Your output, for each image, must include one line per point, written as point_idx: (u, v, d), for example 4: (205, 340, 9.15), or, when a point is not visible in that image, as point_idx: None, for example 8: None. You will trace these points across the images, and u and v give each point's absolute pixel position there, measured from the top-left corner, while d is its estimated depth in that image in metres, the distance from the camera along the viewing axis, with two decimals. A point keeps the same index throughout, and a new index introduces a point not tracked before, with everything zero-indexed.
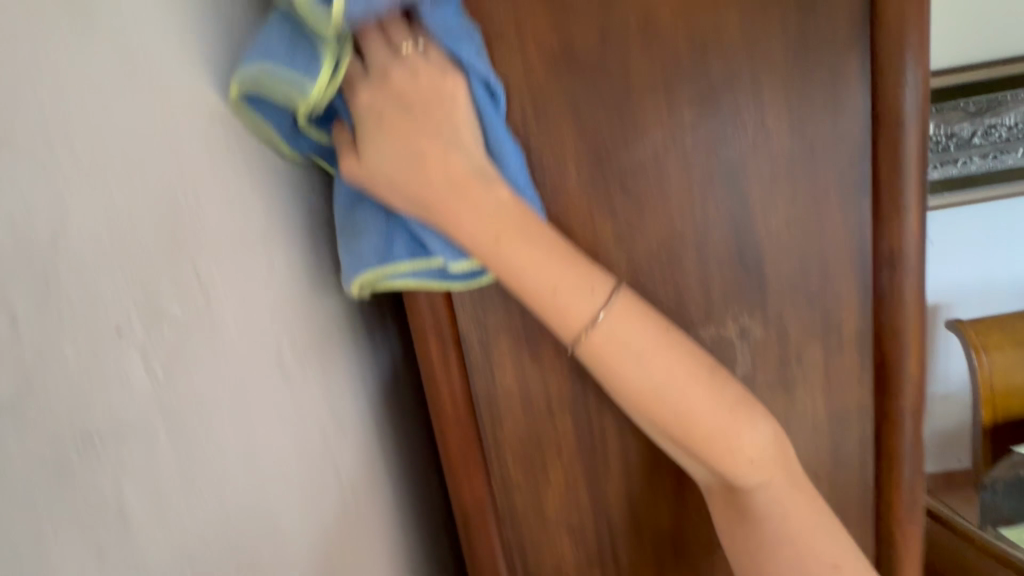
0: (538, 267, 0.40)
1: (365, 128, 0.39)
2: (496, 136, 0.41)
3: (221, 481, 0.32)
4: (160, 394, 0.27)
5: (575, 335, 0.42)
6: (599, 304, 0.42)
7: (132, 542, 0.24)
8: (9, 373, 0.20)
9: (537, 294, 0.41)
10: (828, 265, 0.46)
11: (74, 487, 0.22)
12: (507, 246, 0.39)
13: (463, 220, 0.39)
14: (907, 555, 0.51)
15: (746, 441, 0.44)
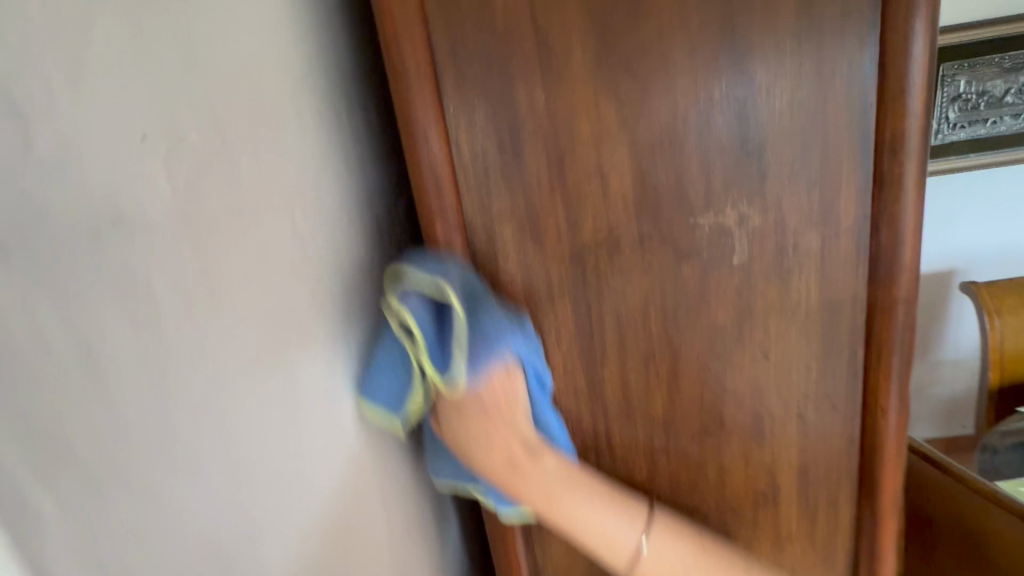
0: (581, 520, 0.48)
1: (447, 415, 0.45)
2: (545, 416, 0.50)
3: (215, 441, 0.29)
4: (186, 211, 0.29)
5: (627, 562, 0.49)
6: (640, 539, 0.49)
7: (165, 327, 0.27)
8: (47, 136, 0.22)
9: (584, 535, 0.48)
10: (830, 152, 0.46)
11: (111, 258, 0.24)
12: (560, 506, 0.47)
13: (524, 489, 0.47)
14: (892, 439, 0.53)
15: None
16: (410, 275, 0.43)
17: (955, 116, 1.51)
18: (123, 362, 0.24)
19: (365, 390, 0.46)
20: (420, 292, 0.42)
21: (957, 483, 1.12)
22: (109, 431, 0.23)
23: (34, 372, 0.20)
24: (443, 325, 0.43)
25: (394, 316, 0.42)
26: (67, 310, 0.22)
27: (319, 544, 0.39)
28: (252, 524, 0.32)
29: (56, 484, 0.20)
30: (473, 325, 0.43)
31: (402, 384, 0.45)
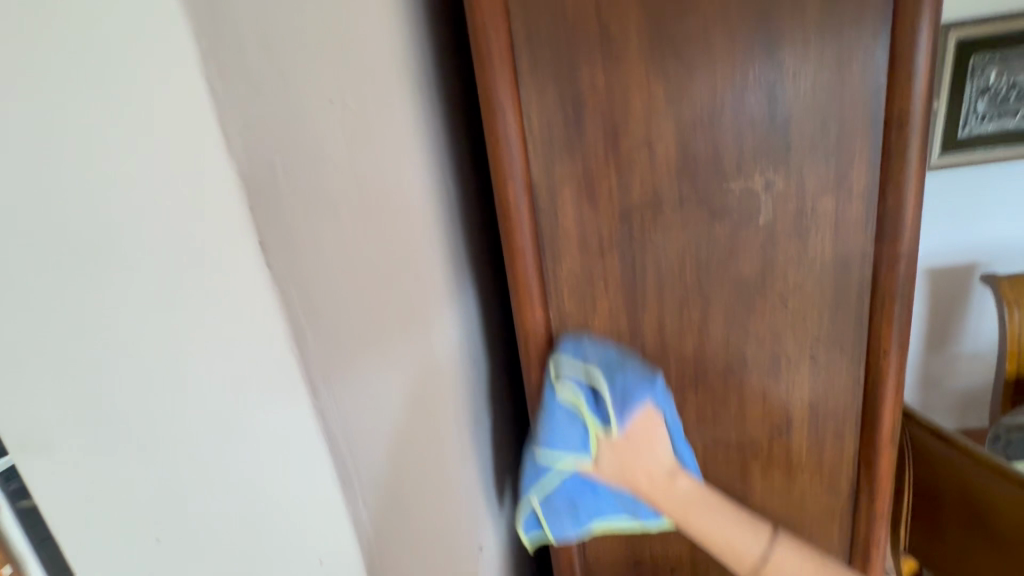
0: (723, 534, 0.59)
1: (601, 455, 0.57)
2: (676, 442, 0.62)
3: (344, 338, 0.35)
4: (349, 150, 0.39)
5: (747, 563, 0.59)
6: (740, 535, 0.59)
7: (347, 236, 0.37)
8: (297, 94, 0.32)
9: (711, 538, 0.59)
10: (845, 126, 0.55)
11: (323, 181, 0.34)
12: (696, 517, 0.59)
13: (667, 500, 0.58)
14: (891, 377, 0.62)
15: (748, 550, 0.59)
16: (563, 365, 0.61)
17: (985, 108, 1.55)
18: (333, 252, 0.34)
19: (551, 438, 0.58)
20: (573, 375, 0.60)
21: (963, 456, 1.15)
22: (330, 295, 0.33)
23: (303, 245, 0.30)
24: (596, 398, 0.58)
25: (567, 397, 0.59)
26: (311, 208, 0.32)
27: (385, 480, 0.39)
28: (352, 422, 0.35)
29: (314, 320, 0.31)
30: (613, 384, 0.57)
31: (575, 428, 0.58)
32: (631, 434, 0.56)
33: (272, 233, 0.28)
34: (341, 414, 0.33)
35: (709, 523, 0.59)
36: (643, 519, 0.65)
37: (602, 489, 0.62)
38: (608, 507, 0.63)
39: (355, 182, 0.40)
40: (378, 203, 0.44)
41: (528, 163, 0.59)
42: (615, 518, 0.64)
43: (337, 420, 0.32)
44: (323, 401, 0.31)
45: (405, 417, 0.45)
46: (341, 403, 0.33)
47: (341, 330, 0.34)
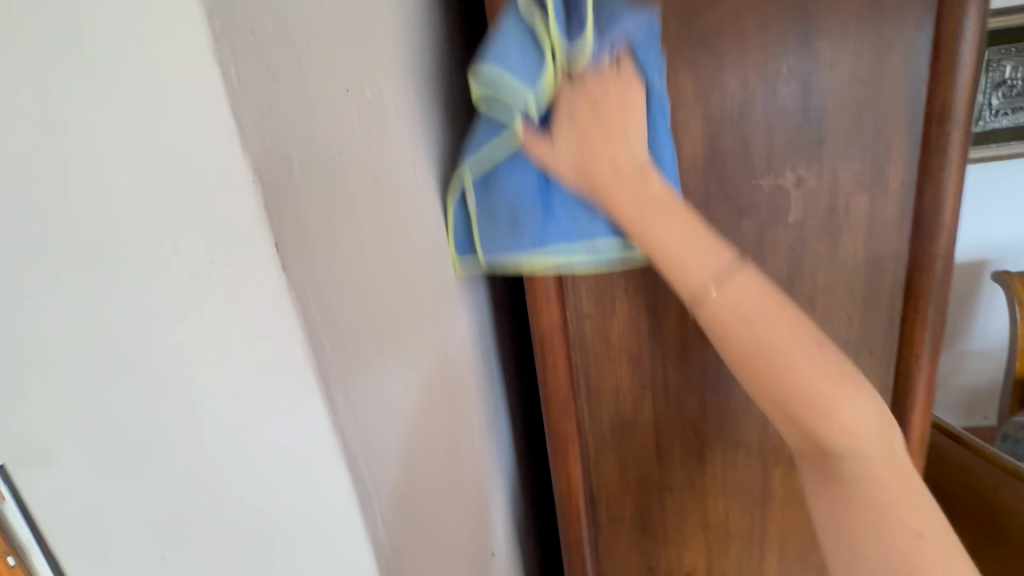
0: (675, 241, 0.45)
1: (562, 128, 0.46)
2: (663, 150, 0.49)
3: (357, 336, 0.32)
4: (366, 144, 0.37)
5: (697, 291, 0.45)
6: (722, 275, 0.44)
7: (364, 237, 0.35)
8: (312, 84, 0.29)
9: (674, 260, 0.45)
10: (882, 121, 0.52)
11: (340, 177, 0.32)
12: (653, 225, 0.46)
13: (619, 195, 0.46)
14: (921, 382, 0.60)
15: (843, 411, 0.44)
16: None
17: (999, 101, 1.51)
18: (348, 254, 0.32)
19: (500, 172, 0.49)
20: None
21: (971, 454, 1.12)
22: (347, 302, 0.31)
23: (319, 248, 0.28)
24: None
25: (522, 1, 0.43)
26: (327, 207, 0.29)
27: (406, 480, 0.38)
28: (368, 423, 0.32)
29: (330, 331, 0.28)
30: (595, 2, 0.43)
31: (529, 62, 0.42)
32: (611, 89, 0.46)
33: (288, 237, 0.25)
34: (358, 414, 0.31)
35: (664, 242, 0.45)
36: (590, 243, 0.51)
37: (558, 220, 0.50)
38: (557, 231, 0.51)
39: (371, 172, 0.37)
40: (395, 197, 0.42)
41: None
42: (568, 250, 0.51)
43: (355, 437, 0.30)
44: (340, 417, 0.29)
45: (421, 411, 0.43)
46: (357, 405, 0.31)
47: (354, 327, 0.32)
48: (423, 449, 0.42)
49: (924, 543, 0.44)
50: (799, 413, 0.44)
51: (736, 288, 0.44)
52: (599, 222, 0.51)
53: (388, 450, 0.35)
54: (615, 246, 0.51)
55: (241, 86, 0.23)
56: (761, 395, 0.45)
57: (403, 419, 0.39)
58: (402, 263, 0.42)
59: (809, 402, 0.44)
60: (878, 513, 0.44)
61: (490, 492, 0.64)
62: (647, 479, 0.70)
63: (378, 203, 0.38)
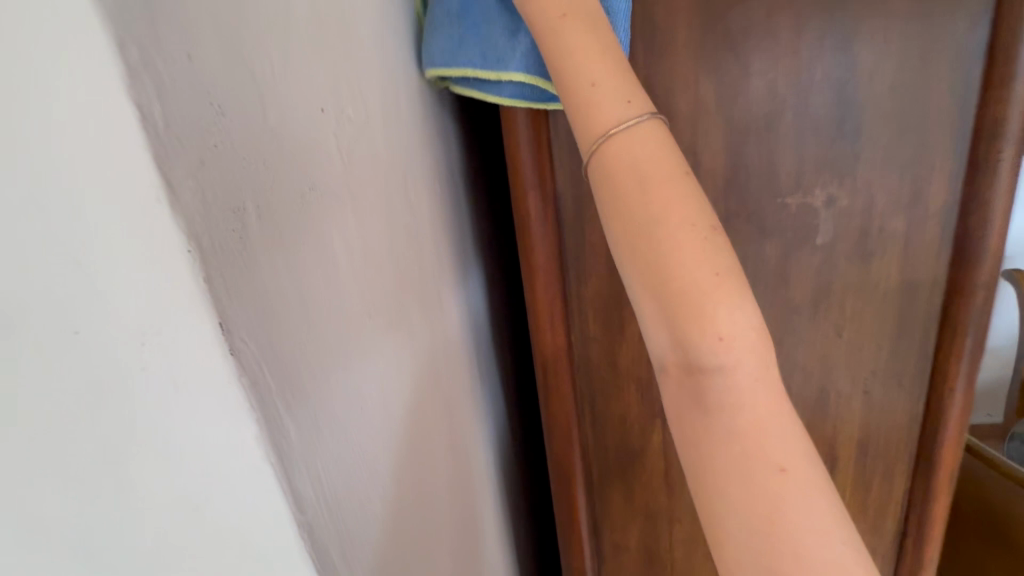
0: (586, 61, 0.34)
1: None
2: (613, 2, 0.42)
3: (337, 409, 0.27)
4: (346, 171, 0.32)
5: (595, 140, 0.33)
6: (629, 115, 0.32)
7: (343, 283, 0.30)
8: (273, 111, 0.24)
9: (572, 82, 0.34)
10: (925, 135, 0.47)
11: (310, 219, 0.27)
12: (578, 48, 0.34)
13: (566, 30, 0.35)
14: (953, 415, 0.55)
15: (722, 316, 0.29)
16: None
17: None
18: (322, 311, 0.27)
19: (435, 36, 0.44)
20: None
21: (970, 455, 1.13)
22: (319, 370, 0.26)
23: (282, 315, 0.23)
24: None
25: None
26: (294, 261, 0.25)
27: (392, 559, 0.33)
28: (349, 511, 0.28)
29: (297, 413, 0.23)
30: None
31: None
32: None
33: (238, 312, 0.20)
34: (335, 506, 0.26)
35: (597, 74, 0.33)
36: (512, 73, 0.44)
37: (483, 34, 0.43)
38: (476, 47, 0.43)
39: (355, 207, 0.32)
40: (385, 228, 0.37)
41: (551, 172, 0.52)
42: (473, 68, 0.44)
43: (329, 528, 0.26)
44: (310, 512, 0.24)
45: (413, 469, 0.38)
46: (334, 495, 0.26)
47: (332, 400, 0.27)
48: (413, 515, 0.38)
49: (784, 483, 0.29)
50: (682, 314, 0.29)
51: (680, 231, 0.30)
52: (519, 41, 0.43)
53: (370, 532, 0.30)
54: (531, 78, 0.44)
55: (176, 130, 0.18)
56: (655, 307, 0.30)
57: (392, 487, 0.34)
58: (393, 306, 0.37)
59: (691, 307, 0.29)
60: (761, 514, 0.29)
61: (490, 532, 0.59)
62: (655, 509, 0.66)
63: (365, 241, 0.33)
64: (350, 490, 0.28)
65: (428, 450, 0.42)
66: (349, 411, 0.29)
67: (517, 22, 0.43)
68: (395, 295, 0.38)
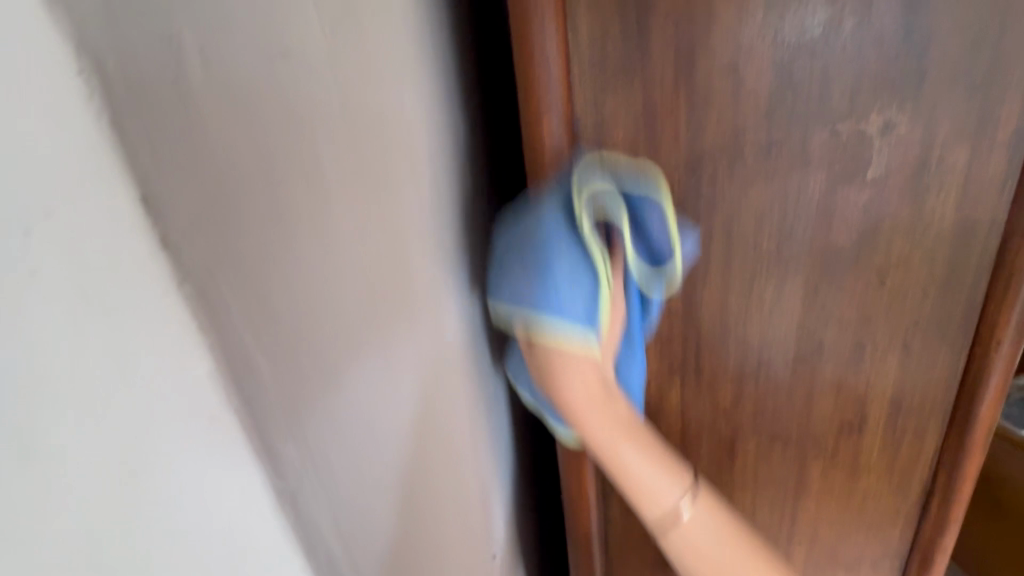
0: (580, 400, 0.41)
1: (540, 352, 0.40)
2: (633, 325, 0.46)
3: (327, 349, 0.21)
4: (331, 49, 0.25)
5: (664, 508, 0.44)
6: (632, 452, 0.43)
7: (327, 188, 0.23)
8: None
9: (575, 411, 0.42)
10: (1001, 48, 0.41)
11: (285, 93, 0.20)
12: (577, 395, 0.41)
13: (568, 375, 0.40)
14: (998, 368, 0.51)
15: (699, 539, 0.45)
16: (593, 184, 0.40)
17: None
18: (303, 222, 0.20)
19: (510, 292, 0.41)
20: (602, 190, 0.40)
21: None
22: (302, 299, 0.20)
23: (246, 216, 0.17)
24: (626, 219, 0.41)
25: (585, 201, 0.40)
26: (262, 145, 0.18)
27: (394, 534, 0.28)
28: (346, 476, 0.22)
29: (272, 348, 0.17)
30: (636, 215, 0.42)
31: (558, 245, 0.39)
32: (583, 357, 0.40)
33: (177, 191, 0.14)
34: (328, 471, 0.21)
35: (584, 370, 0.40)
36: (592, 300, 0.40)
37: (574, 276, 0.39)
38: (557, 296, 0.39)
39: (341, 99, 0.25)
40: (381, 136, 0.30)
41: (570, 93, 0.45)
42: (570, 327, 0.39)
43: (317, 496, 0.20)
44: (290, 479, 0.18)
45: (416, 430, 0.33)
46: (326, 457, 0.21)
47: (319, 337, 0.21)
48: (414, 483, 0.32)
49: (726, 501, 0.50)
50: (673, 539, 0.45)
51: (638, 462, 0.43)
52: (588, 295, 0.40)
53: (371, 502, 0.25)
54: (603, 280, 0.40)
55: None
56: (635, 504, 0.45)
57: (393, 448, 0.29)
58: (389, 233, 0.30)
59: (637, 493, 0.44)
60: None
61: (490, 496, 0.55)
62: None
63: (355, 144, 0.26)
64: (345, 450, 0.22)
65: (429, 409, 0.36)
66: (342, 351, 0.23)
67: (597, 279, 0.40)
68: (393, 220, 0.31)
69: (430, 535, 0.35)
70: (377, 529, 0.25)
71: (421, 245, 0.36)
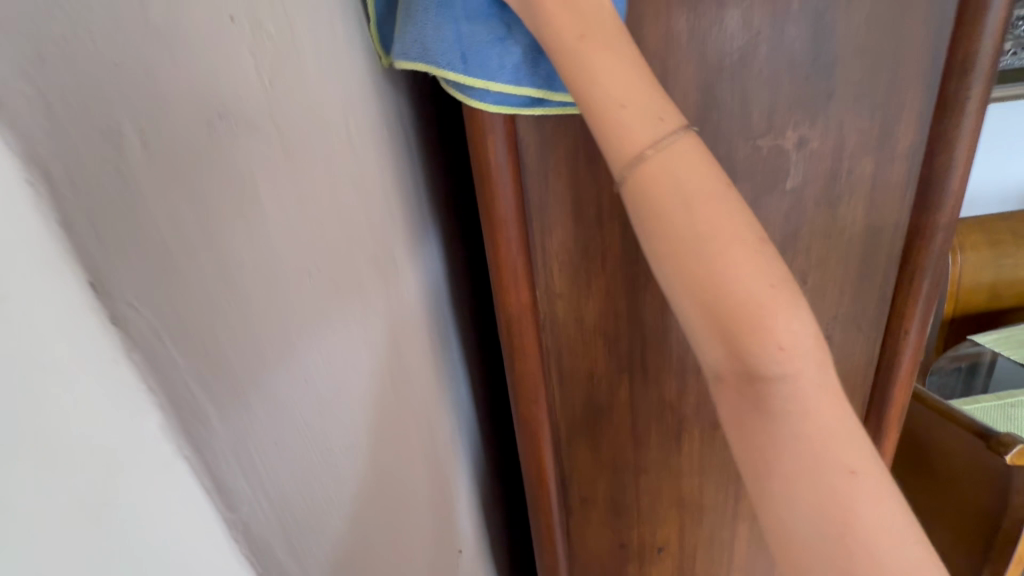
0: (609, 81, 0.34)
1: None
2: None
3: (276, 389, 0.24)
4: (268, 100, 0.26)
5: (629, 161, 0.34)
6: (663, 133, 0.33)
7: (269, 237, 0.25)
8: (155, 22, 0.19)
9: (600, 104, 0.35)
10: (898, 72, 0.46)
11: (225, 154, 0.22)
12: (625, 116, 0.34)
13: (554, 10, 0.36)
14: (907, 355, 0.57)
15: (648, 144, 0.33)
16: None
17: None
18: (245, 274, 0.22)
19: (405, 26, 0.41)
20: None
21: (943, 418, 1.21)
22: (248, 345, 0.22)
23: (188, 278, 0.19)
24: None
25: None
26: (200, 212, 0.20)
27: (353, 540, 0.31)
28: (300, 500, 0.25)
29: (220, 398, 0.19)
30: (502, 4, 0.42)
31: None
32: (619, 76, 0.34)
33: (122, 268, 0.16)
34: (283, 498, 0.23)
35: (624, 96, 0.34)
36: (487, 69, 0.42)
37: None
38: (448, 31, 0.41)
39: (277, 147, 0.27)
40: (322, 173, 0.32)
41: (512, 116, 0.47)
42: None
43: (267, 522, 0.22)
44: (241, 509, 0.20)
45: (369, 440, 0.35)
46: (282, 485, 0.23)
47: (269, 378, 0.23)
48: (370, 493, 0.34)
49: (858, 485, 0.30)
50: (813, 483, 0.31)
51: (635, 111, 0.34)
52: (495, 31, 0.42)
53: (331, 518, 0.28)
54: (526, 89, 0.43)
55: None
56: (714, 336, 0.32)
57: (347, 463, 0.31)
58: (335, 260, 0.33)
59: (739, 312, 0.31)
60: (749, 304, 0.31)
61: (453, 496, 0.57)
62: (623, 462, 0.66)
63: (299, 187, 0.29)
64: (299, 476, 0.25)
65: (383, 422, 0.38)
66: (290, 385, 0.25)
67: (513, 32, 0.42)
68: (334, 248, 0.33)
69: (388, 544, 0.37)
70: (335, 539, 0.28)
71: (367, 267, 0.39)
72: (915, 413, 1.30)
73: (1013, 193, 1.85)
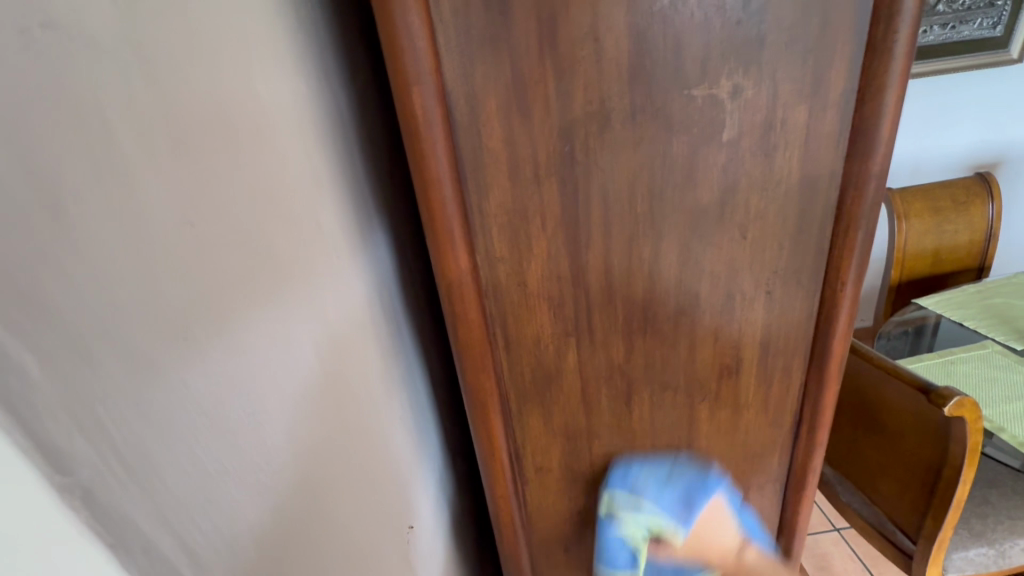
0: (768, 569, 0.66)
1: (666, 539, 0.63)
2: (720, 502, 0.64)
3: (142, 343, 0.21)
4: (125, 23, 0.23)
5: None
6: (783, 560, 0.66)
7: (131, 176, 0.22)
8: None
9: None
10: (829, 15, 0.45)
11: (52, 75, 0.19)
12: None
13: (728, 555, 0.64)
14: (844, 309, 0.58)
15: None
16: (617, 498, 0.65)
17: None
18: (90, 217, 0.20)
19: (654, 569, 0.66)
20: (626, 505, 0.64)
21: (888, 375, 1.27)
22: (98, 292, 0.20)
23: None
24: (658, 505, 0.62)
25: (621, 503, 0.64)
26: (13, 138, 0.17)
27: (263, 513, 0.29)
28: (177, 465, 0.23)
29: (45, 348, 0.17)
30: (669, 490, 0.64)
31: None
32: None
33: None
34: (148, 463, 0.21)
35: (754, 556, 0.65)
36: None
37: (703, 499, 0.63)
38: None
39: (139, 79, 0.24)
40: (208, 116, 0.29)
41: (439, 66, 0.44)
42: (639, 520, 0.62)
43: (119, 488, 0.20)
44: (80, 473, 0.18)
45: (286, 410, 0.33)
46: (149, 450, 0.21)
47: (130, 329, 0.21)
48: (286, 463, 0.33)
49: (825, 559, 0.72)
50: None
51: None
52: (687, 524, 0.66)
53: (229, 491, 0.26)
54: None
55: None
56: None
57: (253, 432, 0.29)
58: (229, 214, 0.30)
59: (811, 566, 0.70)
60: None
61: (395, 472, 0.56)
62: (576, 430, 0.66)
63: (174, 124, 0.26)
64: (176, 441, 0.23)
65: (303, 392, 0.36)
66: (167, 341, 0.23)
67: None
68: (228, 199, 0.30)
69: (313, 519, 0.36)
70: (236, 511, 0.27)
71: (272, 224, 0.36)
72: (864, 371, 1.35)
73: (956, 160, 1.92)
